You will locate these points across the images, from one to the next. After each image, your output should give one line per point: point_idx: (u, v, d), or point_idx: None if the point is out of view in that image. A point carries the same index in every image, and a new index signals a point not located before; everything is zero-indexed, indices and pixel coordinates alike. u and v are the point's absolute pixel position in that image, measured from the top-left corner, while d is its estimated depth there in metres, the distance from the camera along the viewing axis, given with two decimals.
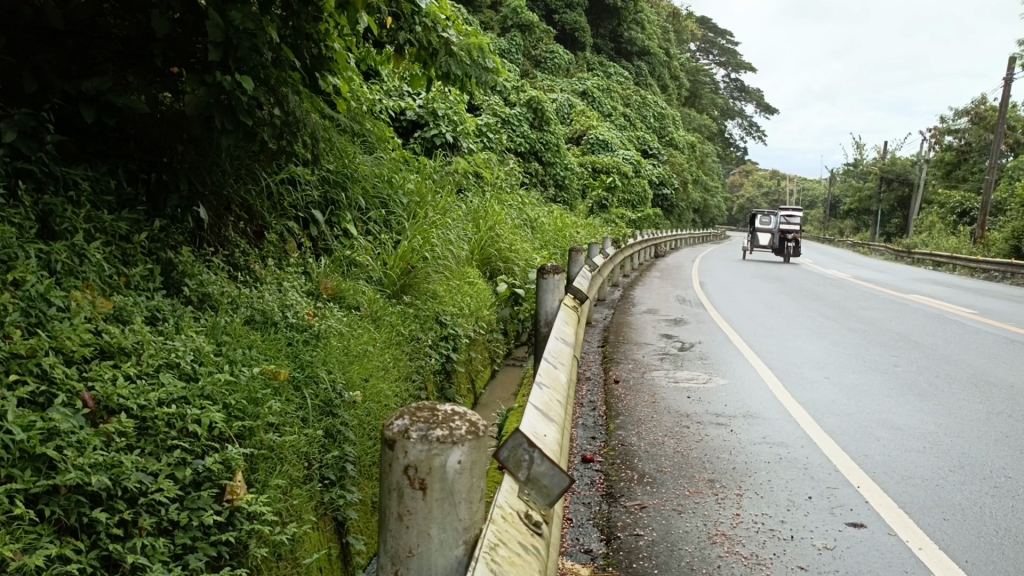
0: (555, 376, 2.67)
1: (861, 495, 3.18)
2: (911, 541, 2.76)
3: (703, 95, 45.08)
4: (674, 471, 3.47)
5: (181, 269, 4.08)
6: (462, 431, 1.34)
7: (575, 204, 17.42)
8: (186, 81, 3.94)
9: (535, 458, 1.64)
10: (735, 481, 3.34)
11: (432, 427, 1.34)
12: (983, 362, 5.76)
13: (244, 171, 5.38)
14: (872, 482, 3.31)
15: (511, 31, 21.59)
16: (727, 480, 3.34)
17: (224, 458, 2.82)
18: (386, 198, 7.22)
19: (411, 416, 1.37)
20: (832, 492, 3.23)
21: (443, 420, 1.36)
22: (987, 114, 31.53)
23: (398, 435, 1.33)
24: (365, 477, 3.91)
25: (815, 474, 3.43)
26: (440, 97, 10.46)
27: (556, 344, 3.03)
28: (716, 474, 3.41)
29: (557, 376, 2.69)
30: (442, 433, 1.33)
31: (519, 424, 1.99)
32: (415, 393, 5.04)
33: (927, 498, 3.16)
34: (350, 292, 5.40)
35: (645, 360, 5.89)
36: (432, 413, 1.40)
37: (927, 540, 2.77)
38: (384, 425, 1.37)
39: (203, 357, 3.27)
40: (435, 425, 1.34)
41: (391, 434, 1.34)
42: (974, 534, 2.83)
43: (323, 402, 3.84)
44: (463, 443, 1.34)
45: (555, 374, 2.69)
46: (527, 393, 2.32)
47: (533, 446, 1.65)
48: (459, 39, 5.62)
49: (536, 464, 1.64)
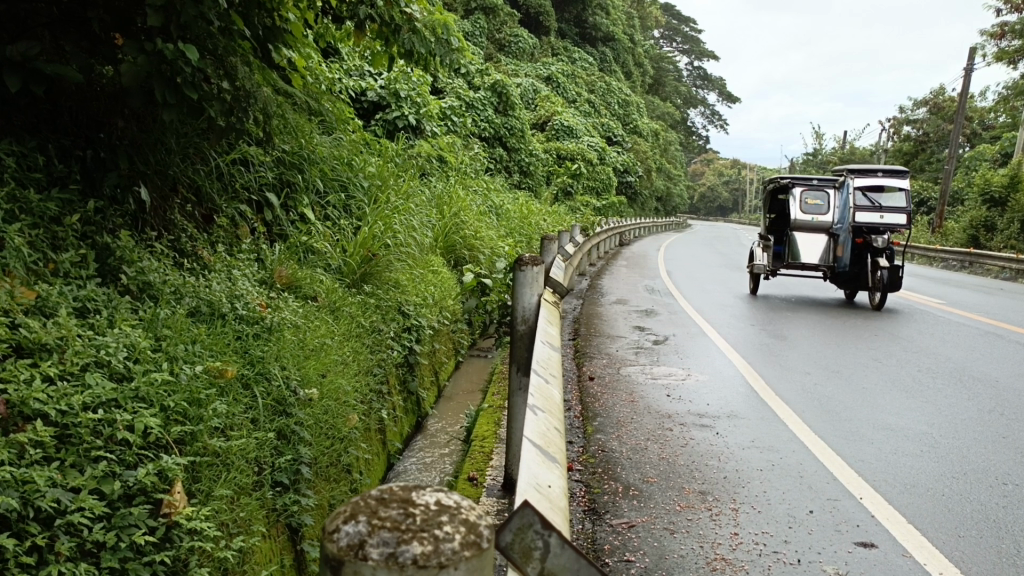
0: (549, 393, 2.29)
1: (865, 508, 2.99)
2: (929, 565, 2.56)
3: (669, 83, 45.00)
4: (661, 481, 3.25)
5: (120, 254, 3.71)
6: (454, 546, 0.95)
7: (540, 191, 17.17)
8: (124, 48, 3.62)
9: (551, 544, 1.23)
10: (728, 493, 3.12)
11: (404, 539, 0.94)
12: (960, 355, 5.67)
13: (191, 149, 5.05)
14: (875, 493, 3.13)
15: (475, 13, 21.14)
16: (719, 492, 3.13)
17: (160, 469, 2.51)
18: (345, 181, 6.86)
19: (371, 518, 0.97)
20: (834, 504, 3.03)
21: (422, 528, 0.97)
22: (946, 105, 32.89)
23: (348, 551, 0.95)
24: (322, 478, 3.66)
25: (812, 483, 3.24)
26: (403, 78, 10.12)
27: (541, 348, 2.64)
28: (707, 484, 3.20)
29: (550, 393, 2.29)
30: (422, 552, 0.93)
31: (517, 474, 1.57)
32: (377, 389, 4.76)
33: (934, 510, 2.99)
34: (306, 281, 5.08)
35: (619, 354, 5.68)
36: (405, 511, 0.99)
37: (946, 563, 2.58)
38: (327, 533, 0.99)
39: (139, 354, 2.94)
40: (410, 536, 0.95)
41: (337, 551, 0.95)
42: (995, 553, 2.64)
43: (275, 401, 3.54)
44: (455, 565, 0.95)
45: (548, 390, 2.30)
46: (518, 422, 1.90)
47: (548, 529, 1.23)
48: (423, 15, 5.30)
49: (550, 554, 1.22)
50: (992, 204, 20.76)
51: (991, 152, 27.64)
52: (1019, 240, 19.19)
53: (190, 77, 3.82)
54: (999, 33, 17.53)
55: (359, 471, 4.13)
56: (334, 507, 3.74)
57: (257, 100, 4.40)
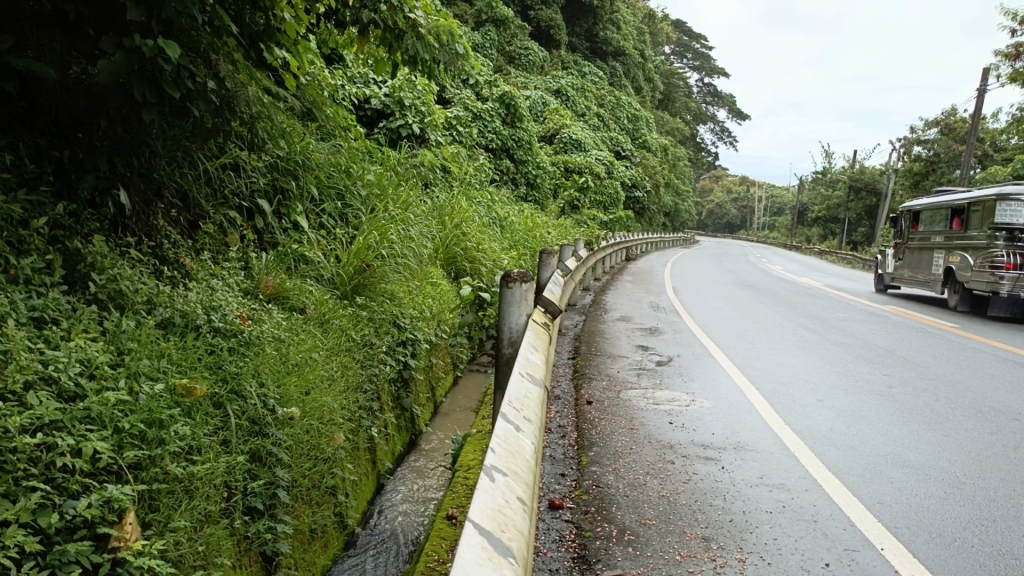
0: (519, 444, 1.88)
1: (885, 561, 2.73)
2: None
3: (678, 99, 44.92)
4: (660, 525, 2.99)
5: (89, 261, 3.48)
6: None
7: (547, 204, 16.99)
8: (102, 43, 3.40)
9: None
10: (734, 540, 2.87)
11: None
12: (981, 384, 5.40)
13: (179, 152, 4.85)
14: (897, 543, 2.87)
15: (486, 25, 21.00)
16: (724, 539, 2.87)
17: (106, 499, 2.30)
18: (342, 189, 6.66)
19: None
20: (851, 556, 2.77)
21: None
22: (957, 126, 32.44)
23: None
24: (302, 502, 3.41)
25: (827, 530, 2.98)
26: (408, 85, 9.95)
27: (517, 384, 2.25)
28: (710, 530, 2.95)
29: (521, 444, 1.89)
30: None
31: None
32: (367, 406, 4.52)
33: (965, 565, 2.72)
34: (294, 292, 4.86)
35: (620, 375, 5.44)
36: None
37: None
38: None
39: (94, 371, 2.73)
40: None
41: None
42: None
43: (250, 421, 3.31)
44: None
45: (520, 441, 1.90)
46: (472, 497, 1.48)
47: None
48: (427, 21, 5.07)
49: None
50: None
51: (1002, 174, 27.33)
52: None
53: (172, 75, 3.60)
54: (1014, 54, 16.46)
55: (344, 493, 3.89)
56: (314, 533, 3.49)
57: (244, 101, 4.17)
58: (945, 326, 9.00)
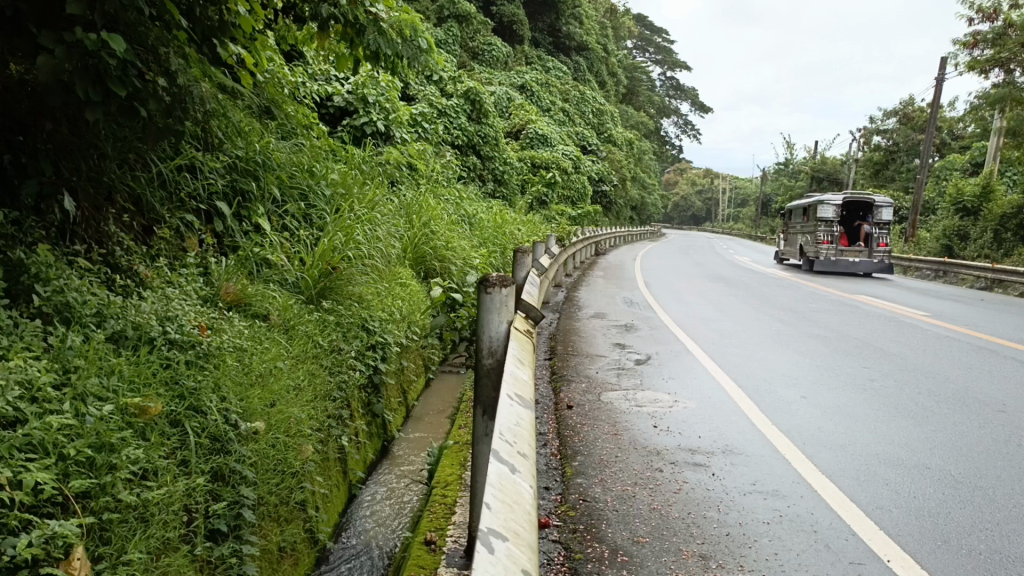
0: (517, 490, 1.65)
1: (893, 572, 2.63)
2: None
3: (640, 93, 45.14)
4: (654, 543, 2.86)
5: (33, 272, 3.25)
6: None
7: (514, 200, 16.83)
8: (40, 38, 3.16)
9: None
10: (733, 557, 2.74)
11: None
12: (960, 375, 5.37)
13: (131, 154, 4.61)
14: (904, 553, 2.78)
15: (448, 21, 20.72)
16: (723, 556, 2.74)
17: (49, 536, 2.10)
18: (306, 189, 6.45)
19: None
20: (858, 569, 2.66)
21: None
22: (915, 115, 32.87)
23: None
24: (270, 520, 3.22)
25: (830, 541, 2.88)
26: (371, 82, 9.73)
27: (507, 412, 2.05)
28: (708, 546, 2.82)
29: (520, 490, 1.65)
30: None
31: None
32: (337, 414, 4.33)
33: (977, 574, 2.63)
34: (257, 298, 4.65)
35: (599, 376, 5.31)
36: None
37: None
38: None
39: (37, 394, 2.52)
40: None
41: None
42: None
43: (211, 438, 3.11)
44: None
45: (518, 485, 1.67)
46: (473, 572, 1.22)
47: None
48: (389, 15, 4.88)
49: None
50: (964, 213, 20.69)
51: (960, 162, 27.81)
52: (992, 250, 18.92)
53: (119, 72, 3.37)
54: (972, 43, 16.46)
55: (315, 506, 3.69)
56: (284, 551, 3.30)
57: (197, 98, 3.93)
58: (915, 314, 9.04)
